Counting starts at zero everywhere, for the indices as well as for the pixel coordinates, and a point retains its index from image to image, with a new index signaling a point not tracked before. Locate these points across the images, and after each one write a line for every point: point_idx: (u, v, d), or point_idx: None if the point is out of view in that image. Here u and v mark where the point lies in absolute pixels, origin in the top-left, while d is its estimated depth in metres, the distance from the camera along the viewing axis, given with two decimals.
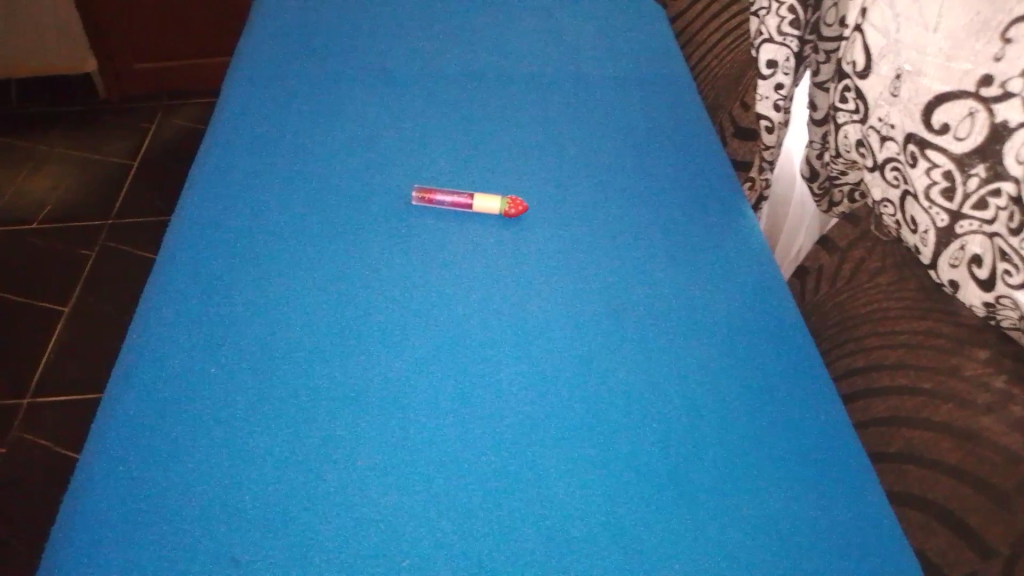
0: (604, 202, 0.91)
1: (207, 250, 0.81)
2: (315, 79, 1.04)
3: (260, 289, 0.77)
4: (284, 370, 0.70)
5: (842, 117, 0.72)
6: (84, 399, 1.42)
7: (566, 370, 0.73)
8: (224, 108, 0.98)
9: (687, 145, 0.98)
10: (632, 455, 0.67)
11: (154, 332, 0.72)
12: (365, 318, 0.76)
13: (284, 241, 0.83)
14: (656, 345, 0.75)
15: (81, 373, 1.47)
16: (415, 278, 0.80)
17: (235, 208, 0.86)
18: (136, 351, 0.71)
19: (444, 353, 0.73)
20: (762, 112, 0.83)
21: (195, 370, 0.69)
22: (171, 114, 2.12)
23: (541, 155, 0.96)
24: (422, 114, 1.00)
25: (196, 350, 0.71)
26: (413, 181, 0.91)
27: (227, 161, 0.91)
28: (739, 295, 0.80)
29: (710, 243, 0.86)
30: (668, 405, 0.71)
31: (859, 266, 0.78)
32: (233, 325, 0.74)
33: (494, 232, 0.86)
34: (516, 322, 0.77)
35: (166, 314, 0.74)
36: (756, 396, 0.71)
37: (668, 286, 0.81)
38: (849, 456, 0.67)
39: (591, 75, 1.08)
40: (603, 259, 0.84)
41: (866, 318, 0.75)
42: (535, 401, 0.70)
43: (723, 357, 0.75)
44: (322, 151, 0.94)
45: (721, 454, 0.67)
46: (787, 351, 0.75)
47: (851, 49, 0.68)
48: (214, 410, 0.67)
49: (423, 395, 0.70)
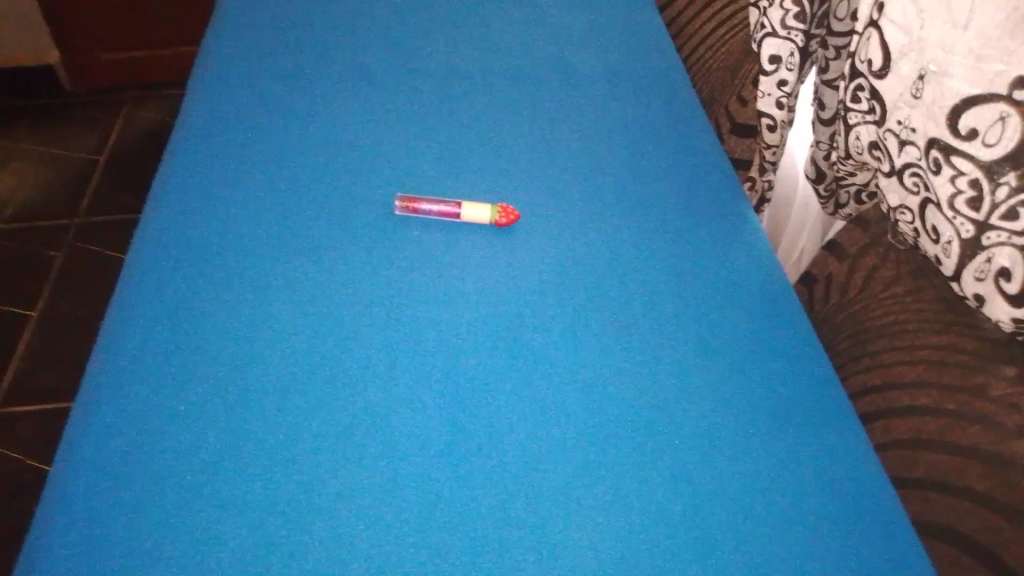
0: (601, 207, 0.85)
1: (174, 265, 0.74)
2: (287, 78, 0.97)
3: (232, 308, 0.71)
4: (262, 398, 0.64)
5: (854, 118, 0.67)
6: (59, 408, 1.36)
7: (569, 393, 0.67)
8: (190, 110, 0.91)
9: (686, 143, 0.93)
10: (645, 488, 0.62)
11: (116, 360, 0.65)
12: (347, 337, 0.70)
13: (259, 254, 0.76)
14: (662, 362, 0.70)
15: (58, 380, 1.40)
16: (401, 293, 0.74)
17: (204, 219, 0.79)
18: (97, 383, 0.64)
19: (436, 373, 0.68)
20: (764, 109, 0.78)
21: (162, 403, 0.63)
22: (138, 107, 2.03)
23: (532, 157, 0.90)
24: (403, 114, 0.94)
25: (162, 379, 0.65)
26: (396, 187, 0.85)
27: (193, 168, 0.84)
28: (748, 307, 0.76)
29: (715, 250, 0.81)
30: (679, 430, 0.66)
31: (872, 275, 0.74)
32: (203, 348, 0.67)
33: (484, 245, 0.80)
34: (512, 340, 0.71)
35: (130, 338, 0.67)
36: (771, 418, 0.67)
37: (671, 299, 0.76)
38: (872, 483, 0.63)
39: (582, 70, 1.03)
40: (603, 269, 0.78)
41: (882, 332, 0.71)
42: (537, 427, 0.65)
43: (734, 375, 0.70)
44: (296, 155, 0.87)
45: (739, 485, 0.62)
46: (802, 368, 0.71)
47: (866, 46, 0.63)
48: (186, 448, 0.60)
49: (416, 423, 0.64)
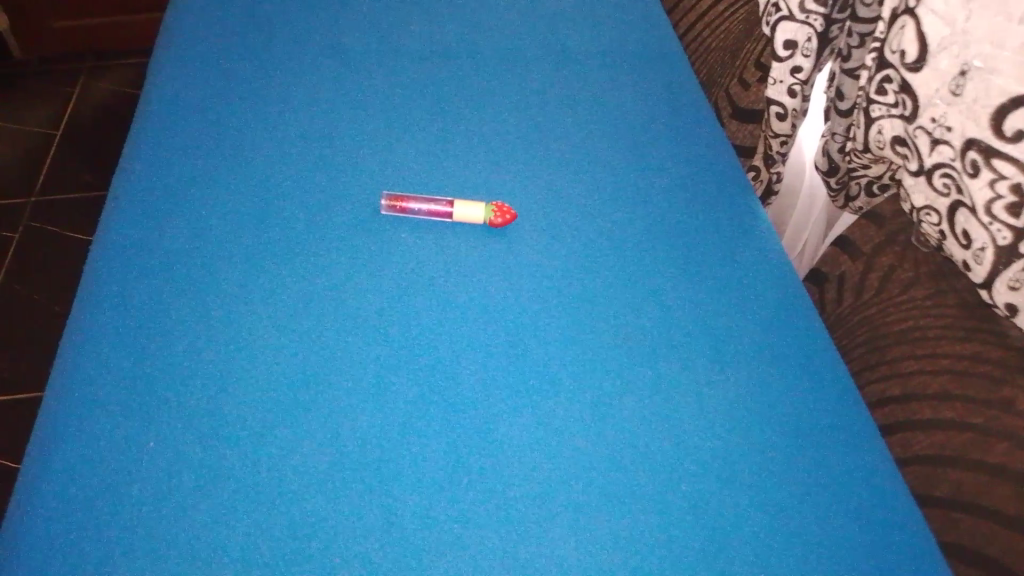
0: (602, 203, 0.79)
1: (139, 269, 0.67)
2: (258, 61, 0.89)
3: (205, 313, 0.64)
4: (239, 421, 0.57)
5: (878, 110, 0.63)
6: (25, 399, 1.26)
7: (576, 411, 0.62)
8: (155, 93, 0.83)
9: (687, 131, 0.88)
10: (657, 513, 0.57)
11: (77, 382, 0.58)
12: (331, 349, 0.63)
13: (232, 256, 0.69)
14: (675, 376, 0.65)
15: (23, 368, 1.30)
16: (389, 300, 0.67)
17: (172, 214, 0.72)
18: (56, 409, 0.57)
19: (431, 390, 0.62)
20: (774, 96, 0.73)
21: (130, 430, 0.56)
22: (95, 80, 1.88)
23: (527, 151, 0.84)
24: (386, 99, 0.87)
25: (130, 402, 0.58)
26: (380, 182, 0.78)
27: (160, 158, 0.77)
28: (761, 311, 0.71)
29: (723, 248, 0.76)
30: (695, 449, 0.61)
31: (889, 277, 0.70)
32: (174, 365, 0.60)
33: (477, 247, 0.74)
34: (513, 351, 0.65)
35: (91, 355, 0.60)
36: (790, 434, 0.62)
37: (681, 305, 0.71)
38: (894, 504, 0.59)
39: (576, 52, 0.96)
40: (607, 271, 0.73)
41: (900, 338, 0.67)
42: (543, 450, 0.59)
43: (751, 388, 0.65)
44: (271, 146, 0.79)
45: (760, 511, 0.58)
46: (819, 377, 0.66)
47: (898, 36, 0.58)
48: (158, 481, 0.54)
49: (410, 447, 0.58)
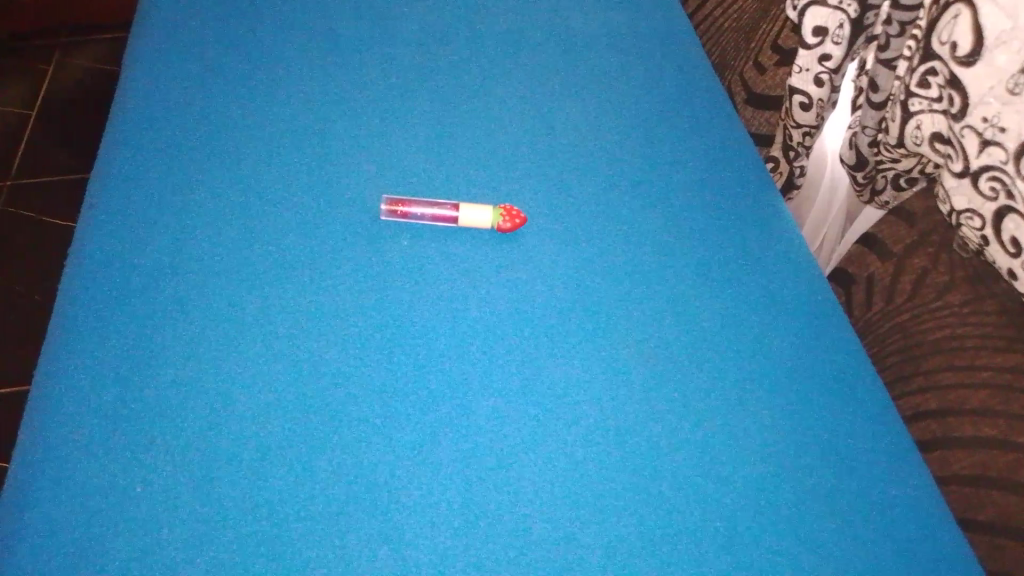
0: (618, 201, 0.74)
1: (118, 280, 0.60)
2: (241, 46, 0.81)
3: (193, 329, 0.58)
4: (232, 453, 0.52)
5: (917, 104, 0.59)
6: (14, 391, 1.17)
7: (599, 434, 0.57)
8: (132, 83, 0.76)
9: (704, 120, 0.82)
10: (693, 546, 0.53)
11: (47, 412, 0.52)
12: (329, 366, 0.57)
13: (219, 263, 0.62)
14: (702, 395, 0.60)
15: (13, 358, 1.21)
16: (391, 312, 0.61)
17: (153, 215, 0.65)
18: (24, 445, 0.51)
19: (441, 411, 0.56)
20: (800, 85, 0.69)
21: (109, 467, 0.50)
22: (69, 54, 1.75)
23: (535, 146, 0.77)
24: (380, 85, 0.80)
25: (108, 435, 0.52)
26: (377, 179, 0.71)
27: (139, 154, 0.70)
28: (792, 320, 0.66)
29: (748, 248, 0.71)
30: (728, 475, 0.56)
31: (924, 280, 0.65)
32: (157, 390, 0.54)
33: (484, 254, 0.67)
34: (529, 367, 0.60)
35: (63, 382, 0.54)
36: (825, 459, 0.58)
37: (708, 313, 0.66)
38: (939, 534, 0.55)
39: (583, 37, 0.90)
40: (628, 277, 0.67)
41: (937, 346, 0.63)
42: (564, 480, 0.54)
43: (786, 405, 0.60)
44: (255, 141, 0.72)
45: (799, 546, 0.53)
46: (855, 392, 0.62)
47: (948, 27, 0.54)
48: (141, 527, 0.48)
49: (420, 479, 0.53)
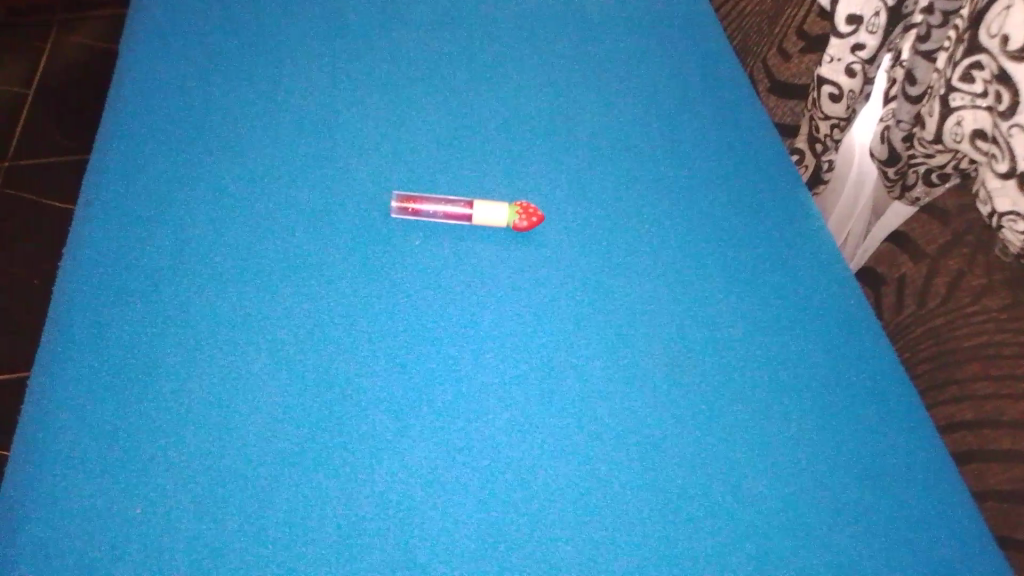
0: (638, 198, 0.70)
1: (118, 275, 0.57)
2: (246, 33, 0.78)
3: (196, 328, 0.54)
4: (236, 458, 0.48)
5: (959, 99, 0.55)
6: (12, 380, 1.14)
7: (624, 442, 0.54)
8: (132, 69, 0.73)
9: (728, 111, 0.79)
10: (724, 564, 0.49)
11: (39, 409, 0.49)
12: (338, 369, 0.54)
13: (223, 259, 0.59)
14: (732, 400, 0.57)
15: (12, 346, 1.18)
16: (404, 311, 0.58)
17: (154, 207, 0.62)
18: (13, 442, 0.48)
19: (457, 418, 0.53)
20: (830, 75, 0.66)
21: (102, 466, 0.47)
22: (69, 32, 1.71)
23: (551, 140, 0.74)
24: (390, 74, 0.77)
25: (101, 433, 0.48)
26: (386, 175, 0.68)
27: (140, 143, 0.66)
28: (823, 323, 0.63)
29: (776, 245, 0.68)
30: (760, 487, 0.53)
31: (958, 283, 0.63)
32: (159, 392, 0.51)
33: (499, 254, 0.64)
34: (549, 370, 0.56)
35: (55, 375, 0.51)
36: (860, 471, 0.55)
37: (736, 315, 0.62)
38: (976, 556, 0.52)
39: (601, 24, 0.87)
40: (650, 277, 0.64)
41: (972, 354, 0.60)
42: (587, 492, 0.51)
43: (819, 414, 0.57)
44: (260, 132, 0.69)
45: (835, 564, 0.50)
46: (890, 400, 0.59)
47: (999, 19, 0.50)
48: (134, 534, 0.45)
49: (434, 492, 0.49)
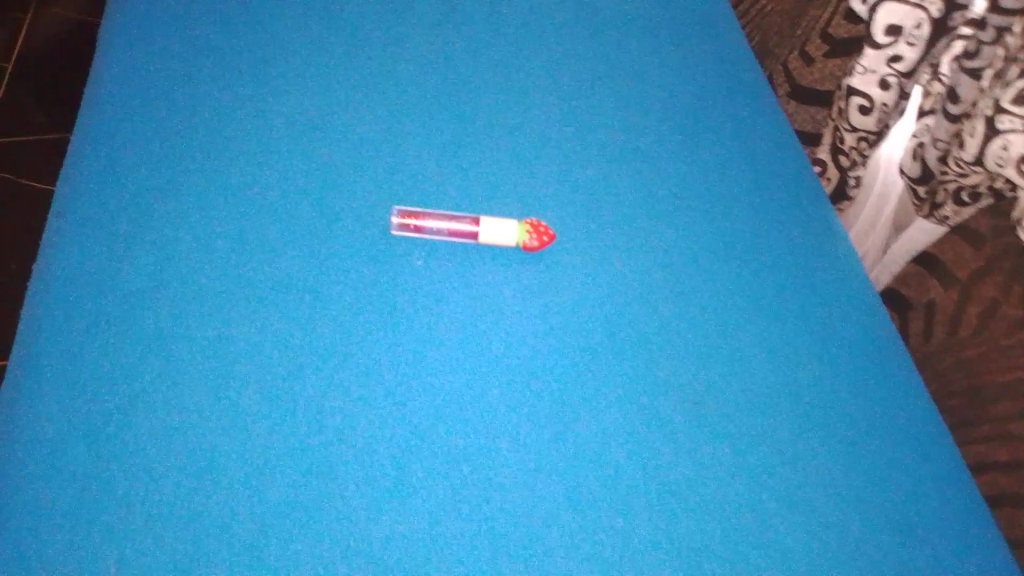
0: (656, 215, 0.65)
1: (88, 289, 0.50)
2: (236, 28, 0.73)
3: (173, 351, 0.48)
4: (217, 505, 0.42)
5: (1007, 122, 0.53)
6: None
7: (652, 487, 0.48)
8: (113, 63, 0.67)
9: (750, 123, 0.75)
10: None
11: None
12: (333, 400, 0.48)
13: (205, 273, 0.53)
14: (766, 440, 0.52)
15: None
16: (406, 333, 0.52)
17: (130, 215, 0.56)
18: None
19: (465, 457, 0.47)
20: (862, 86, 0.64)
21: (65, 504, 0.41)
22: (47, 6, 1.63)
23: (563, 151, 0.69)
24: (390, 77, 0.71)
25: (63, 473, 0.42)
26: (385, 189, 0.62)
27: (119, 143, 0.60)
28: (859, 355, 0.58)
29: (806, 270, 0.63)
30: (796, 541, 0.48)
31: (994, 311, 0.61)
32: (131, 427, 0.44)
33: (508, 275, 0.59)
34: (566, 403, 0.51)
35: (15, 401, 0.44)
36: (903, 523, 0.50)
37: (767, 345, 0.57)
38: None
39: (614, 28, 0.82)
40: (673, 301, 0.59)
41: (1006, 392, 0.59)
42: (608, 545, 0.46)
43: (860, 458, 0.52)
44: (249, 137, 0.63)
45: None
46: (932, 443, 0.54)
47: None
48: None
49: (441, 543, 0.43)
